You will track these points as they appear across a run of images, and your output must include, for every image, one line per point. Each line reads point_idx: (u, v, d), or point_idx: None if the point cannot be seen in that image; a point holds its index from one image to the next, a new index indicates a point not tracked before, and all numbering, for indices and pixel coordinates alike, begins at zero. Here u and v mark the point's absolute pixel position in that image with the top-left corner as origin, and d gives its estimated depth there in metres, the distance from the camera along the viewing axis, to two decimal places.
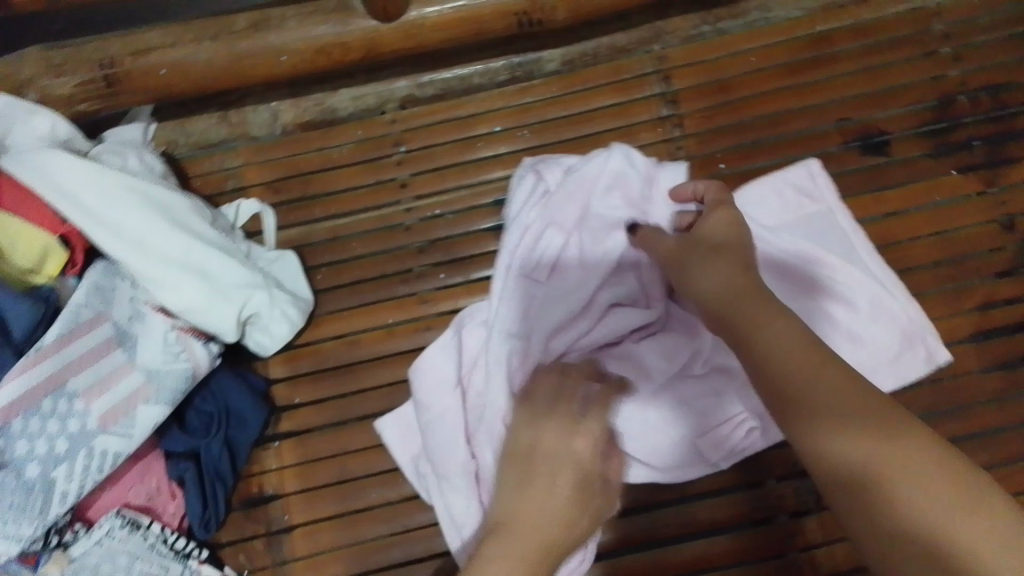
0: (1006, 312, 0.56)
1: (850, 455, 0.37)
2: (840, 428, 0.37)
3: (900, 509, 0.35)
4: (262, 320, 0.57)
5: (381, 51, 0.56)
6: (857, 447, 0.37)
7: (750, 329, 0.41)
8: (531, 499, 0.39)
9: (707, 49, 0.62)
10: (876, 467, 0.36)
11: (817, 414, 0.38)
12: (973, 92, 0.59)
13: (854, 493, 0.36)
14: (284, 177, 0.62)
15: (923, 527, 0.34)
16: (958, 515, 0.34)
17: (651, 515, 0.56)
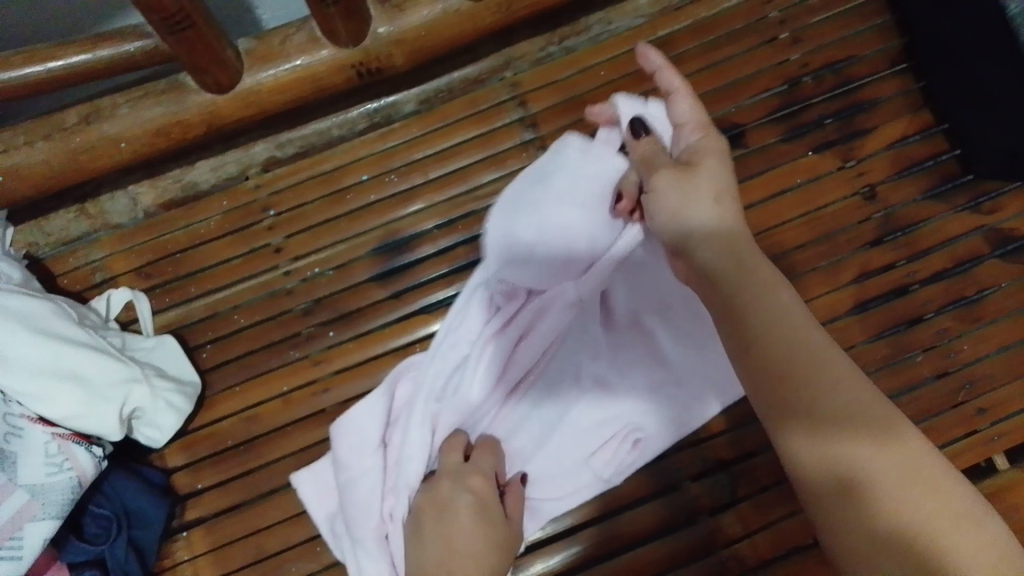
0: (880, 281, 0.58)
1: (838, 456, 0.36)
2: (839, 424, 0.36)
3: (879, 508, 0.35)
4: (147, 413, 0.55)
5: (224, 122, 0.55)
6: (853, 442, 0.36)
7: (750, 301, 0.40)
8: (449, 533, 0.47)
9: (557, 69, 0.63)
10: (869, 467, 0.35)
11: (812, 404, 0.37)
12: (815, 72, 0.62)
13: (841, 488, 0.36)
14: (154, 261, 0.60)
15: (901, 526, 0.34)
16: (939, 518, 0.34)
17: (589, 530, 0.56)
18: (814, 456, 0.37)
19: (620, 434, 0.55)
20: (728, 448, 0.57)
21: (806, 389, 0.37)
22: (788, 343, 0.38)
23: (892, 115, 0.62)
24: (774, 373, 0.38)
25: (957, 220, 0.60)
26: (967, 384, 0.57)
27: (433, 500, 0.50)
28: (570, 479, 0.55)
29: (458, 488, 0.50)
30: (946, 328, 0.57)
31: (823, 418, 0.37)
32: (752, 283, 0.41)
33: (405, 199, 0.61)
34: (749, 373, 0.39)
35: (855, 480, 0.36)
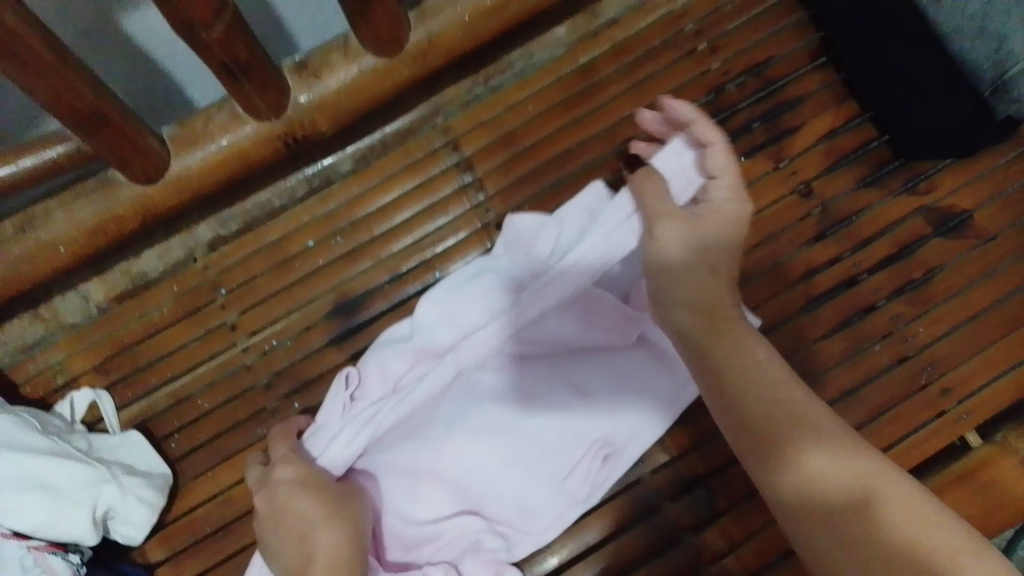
0: (829, 275, 0.59)
1: (850, 477, 0.39)
2: (823, 444, 0.40)
3: (884, 524, 0.37)
4: (120, 512, 0.55)
5: (157, 211, 0.55)
6: (851, 464, 0.39)
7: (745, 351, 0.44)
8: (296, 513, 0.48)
9: (485, 109, 0.63)
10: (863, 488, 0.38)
11: (801, 436, 0.41)
12: (738, 78, 0.63)
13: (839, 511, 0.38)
14: (111, 356, 0.60)
15: (902, 540, 0.36)
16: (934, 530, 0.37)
17: (590, 560, 0.56)
18: (807, 483, 0.40)
19: (591, 452, 0.55)
20: (702, 462, 0.57)
21: (788, 422, 0.41)
22: (775, 387, 0.42)
23: (820, 109, 0.62)
24: (763, 418, 0.41)
25: (896, 204, 0.60)
26: (929, 366, 0.57)
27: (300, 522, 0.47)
28: (539, 509, 0.54)
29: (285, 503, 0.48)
30: (900, 313, 0.58)
31: (815, 445, 0.40)
32: (729, 339, 0.44)
33: (353, 258, 0.62)
34: (743, 408, 0.42)
35: (852, 498, 0.38)
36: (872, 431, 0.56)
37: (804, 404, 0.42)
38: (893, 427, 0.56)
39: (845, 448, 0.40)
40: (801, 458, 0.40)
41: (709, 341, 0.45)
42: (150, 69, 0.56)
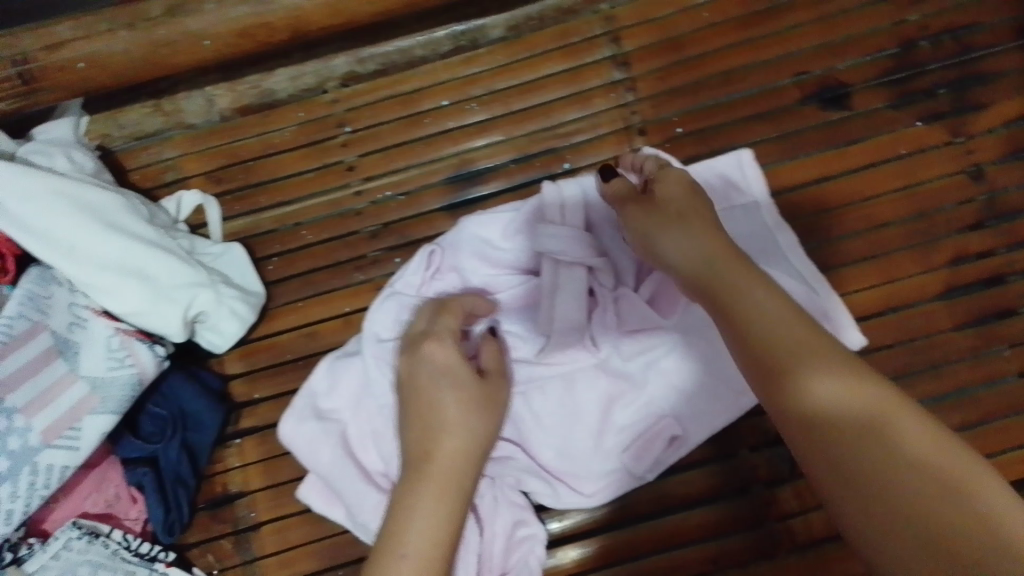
0: (976, 267, 0.55)
1: (860, 397, 0.34)
2: (835, 372, 0.36)
3: (899, 447, 0.32)
4: (210, 318, 0.54)
5: (310, 28, 0.53)
6: (842, 391, 0.35)
7: (734, 294, 0.40)
8: (437, 472, 0.39)
9: (657, 7, 0.60)
10: (865, 414, 0.34)
11: (804, 364, 0.36)
12: (935, 36, 0.58)
13: (807, 434, 0.35)
14: (225, 166, 0.60)
15: (921, 458, 0.32)
16: (935, 447, 0.32)
17: (654, 484, 0.55)
18: (820, 407, 0.35)
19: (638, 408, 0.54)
20: None
21: (795, 351, 0.37)
22: (800, 342, 0.37)
23: (1014, 91, 0.57)
24: (772, 351, 0.37)
25: None
26: None
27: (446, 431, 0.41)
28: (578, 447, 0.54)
29: (441, 396, 0.42)
30: None
31: (815, 371, 0.36)
32: (736, 280, 0.41)
33: (484, 129, 0.60)
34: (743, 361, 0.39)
35: (867, 418, 0.34)
36: (979, 435, 0.53)
37: (803, 343, 0.37)
38: (1001, 436, 0.53)
39: (841, 367, 0.36)
40: (806, 394, 0.36)
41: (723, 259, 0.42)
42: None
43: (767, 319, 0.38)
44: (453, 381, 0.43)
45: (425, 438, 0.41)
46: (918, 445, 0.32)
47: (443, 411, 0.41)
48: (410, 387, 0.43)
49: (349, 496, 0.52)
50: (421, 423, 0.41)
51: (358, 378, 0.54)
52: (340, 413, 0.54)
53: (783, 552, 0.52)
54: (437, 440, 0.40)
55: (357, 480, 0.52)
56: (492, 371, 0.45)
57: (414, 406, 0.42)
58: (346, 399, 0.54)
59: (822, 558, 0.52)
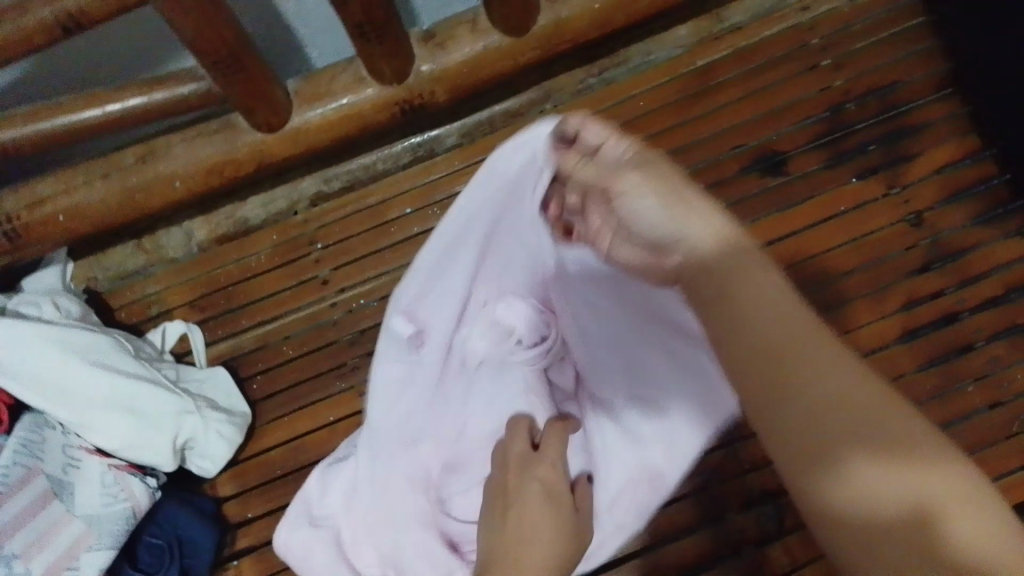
0: (930, 308, 0.57)
1: (894, 486, 0.27)
2: (871, 444, 0.27)
3: (947, 538, 0.26)
4: (199, 443, 0.56)
5: (274, 159, 0.58)
6: (870, 469, 0.27)
7: (720, 300, 0.31)
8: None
9: (596, 100, 0.64)
10: (913, 494, 0.27)
11: (830, 439, 0.28)
12: (859, 98, 0.62)
13: (835, 523, 0.28)
14: (206, 294, 0.62)
15: (979, 553, 0.25)
16: (985, 520, 0.26)
17: (648, 557, 0.55)
18: (844, 498, 0.27)
19: None
20: (774, 478, 0.55)
21: (803, 393, 0.29)
22: (680, 209, 0.33)
23: (940, 140, 0.61)
24: (779, 397, 0.29)
25: (1006, 246, 0.58)
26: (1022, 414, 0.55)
27: (514, 532, 0.40)
28: None
29: (547, 510, 0.42)
30: (998, 356, 0.56)
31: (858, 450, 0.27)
32: (731, 267, 0.31)
33: None
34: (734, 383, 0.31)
35: (919, 509, 0.26)
36: None
37: (794, 368, 0.29)
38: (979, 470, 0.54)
39: (885, 445, 0.27)
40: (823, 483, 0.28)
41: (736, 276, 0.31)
42: (277, 26, 0.57)
43: (752, 320, 0.30)
44: (553, 502, 0.43)
45: (496, 545, 0.40)
46: (961, 523, 0.26)
47: (541, 511, 0.42)
48: (497, 494, 0.43)
49: None
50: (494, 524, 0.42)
51: (346, 475, 0.54)
52: (333, 515, 0.54)
53: None
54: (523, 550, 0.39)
55: None
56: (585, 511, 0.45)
57: (506, 502, 0.43)
58: (336, 502, 0.54)
59: None
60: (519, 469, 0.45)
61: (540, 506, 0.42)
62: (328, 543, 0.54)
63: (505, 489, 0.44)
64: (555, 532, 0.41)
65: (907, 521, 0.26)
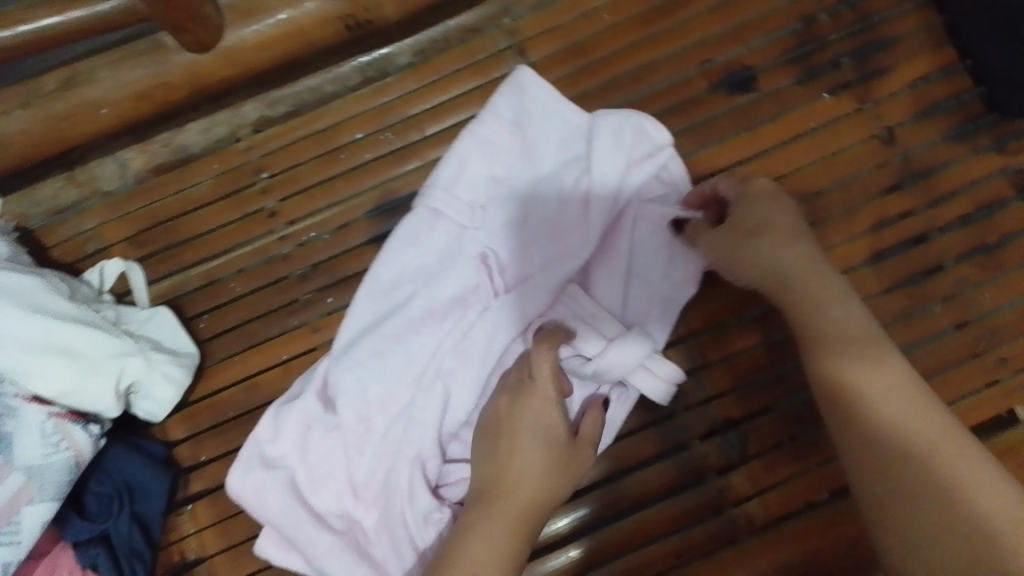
0: (899, 229, 0.56)
1: (906, 418, 0.41)
2: (880, 371, 0.43)
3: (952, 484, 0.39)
4: (144, 386, 0.53)
5: (208, 83, 0.53)
6: (877, 381, 0.43)
7: (814, 298, 0.47)
8: (496, 510, 0.45)
9: (557, 14, 0.60)
10: (910, 439, 0.41)
11: (857, 358, 0.44)
12: (832, 8, 0.58)
13: (859, 432, 0.42)
14: (145, 229, 0.59)
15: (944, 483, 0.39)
16: (948, 449, 0.40)
17: (611, 487, 0.54)
18: (885, 407, 0.42)
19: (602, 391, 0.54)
20: (738, 406, 0.55)
21: (842, 340, 0.45)
22: (789, 252, 0.48)
23: (914, 52, 0.58)
24: (820, 344, 0.46)
25: (978, 162, 0.56)
26: (988, 334, 0.54)
27: (502, 453, 0.47)
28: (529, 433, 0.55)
29: (534, 440, 0.47)
30: (966, 276, 0.55)
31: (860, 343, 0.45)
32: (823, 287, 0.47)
33: (402, 156, 0.59)
34: (802, 335, 0.47)
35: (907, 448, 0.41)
36: None
37: (869, 343, 0.45)
38: (944, 391, 0.53)
39: (908, 381, 0.43)
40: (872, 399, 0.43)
41: (807, 284, 0.48)
42: None
43: (833, 316, 0.46)
44: (545, 431, 0.47)
45: (495, 472, 0.47)
46: (900, 422, 0.42)
47: (528, 457, 0.47)
48: (488, 429, 0.49)
49: (303, 541, 0.52)
50: (496, 455, 0.48)
51: (297, 417, 0.53)
52: (287, 458, 0.53)
53: (745, 534, 0.53)
54: (511, 483, 0.46)
55: (308, 524, 0.52)
56: (584, 439, 0.49)
57: (499, 434, 0.48)
58: (291, 442, 0.53)
59: (785, 534, 0.52)
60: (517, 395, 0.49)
61: (530, 450, 0.47)
62: (282, 485, 0.53)
63: (492, 424, 0.49)
64: (545, 458, 0.47)
65: (893, 440, 0.41)
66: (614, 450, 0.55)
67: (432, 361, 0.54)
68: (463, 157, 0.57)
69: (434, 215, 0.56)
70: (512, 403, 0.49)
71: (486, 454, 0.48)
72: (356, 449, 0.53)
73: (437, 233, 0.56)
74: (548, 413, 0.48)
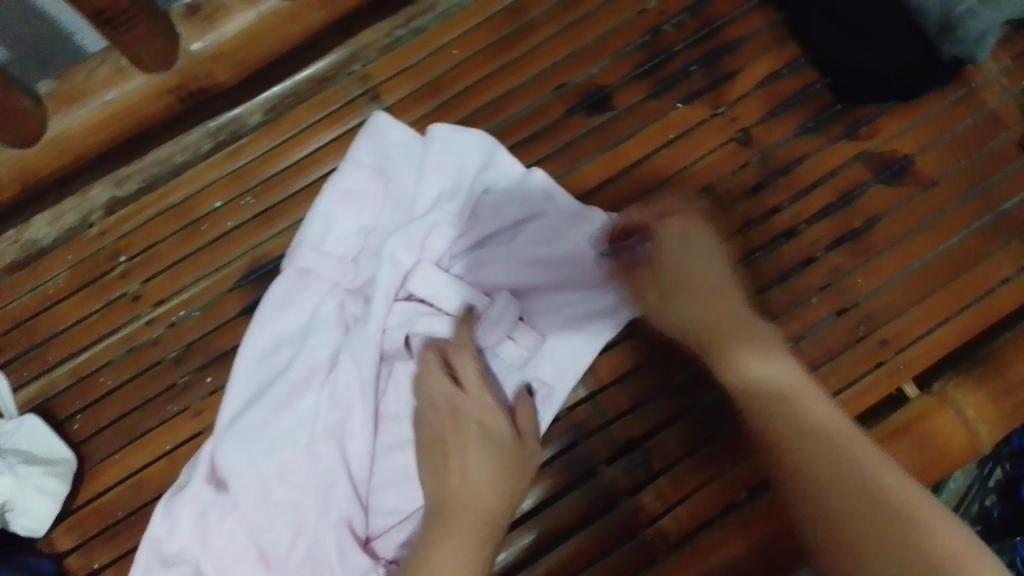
0: (768, 227, 0.56)
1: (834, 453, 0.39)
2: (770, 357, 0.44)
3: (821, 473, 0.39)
4: (18, 503, 0.51)
5: (40, 175, 0.52)
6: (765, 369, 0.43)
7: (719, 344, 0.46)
8: (459, 524, 0.44)
9: (406, 55, 0.59)
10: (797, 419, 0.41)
11: (741, 346, 0.45)
12: (675, 18, 0.59)
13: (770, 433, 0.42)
14: (3, 332, 0.55)
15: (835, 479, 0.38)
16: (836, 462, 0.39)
17: (528, 524, 0.53)
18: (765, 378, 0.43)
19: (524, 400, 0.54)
20: (638, 425, 0.55)
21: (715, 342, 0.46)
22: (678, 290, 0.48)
23: (759, 52, 0.59)
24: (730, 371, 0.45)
25: (835, 151, 0.58)
26: (866, 319, 0.55)
27: (457, 459, 0.47)
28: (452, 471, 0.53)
29: (486, 441, 0.47)
30: (838, 265, 0.56)
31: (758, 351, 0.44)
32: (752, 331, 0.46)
33: (266, 219, 0.57)
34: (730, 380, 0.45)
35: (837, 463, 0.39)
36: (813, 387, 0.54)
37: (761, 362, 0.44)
38: (831, 381, 0.54)
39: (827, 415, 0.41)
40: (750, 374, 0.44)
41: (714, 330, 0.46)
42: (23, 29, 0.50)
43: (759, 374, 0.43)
44: (492, 436, 0.48)
45: (451, 479, 0.46)
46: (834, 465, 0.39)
47: (493, 458, 0.47)
48: (432, 440, 0.48)
49: None
50: (445, 463, 0.47)
51: (188, 506, 0.50)
52: (186, 551, 0.50)
53: (662, 554, 0.52)
54: (473, 486, 0.46)
55: None
56: (526, 434, 0.49)
57: (443, 444, 0.48)
58: (188, 534, 0.50)
59: (701, 546, 0.52)
60: (453, 406, 0.49)
61: (487, 454, 0.47)
62: None
63: (440, 434, 0.48)
64: (503, 463, 0.47)
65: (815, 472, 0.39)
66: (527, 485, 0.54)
67: (326, 419, 0.51)
68: (325, 213, 0.55)
69: (304, 274, 0.54)
70: (467, 410, 0.48)
71: (431, 464, 0.48)
72: (260, 524, 0.50)
73: (310, 294, 0.54)
74: (492, 419, 0.48)
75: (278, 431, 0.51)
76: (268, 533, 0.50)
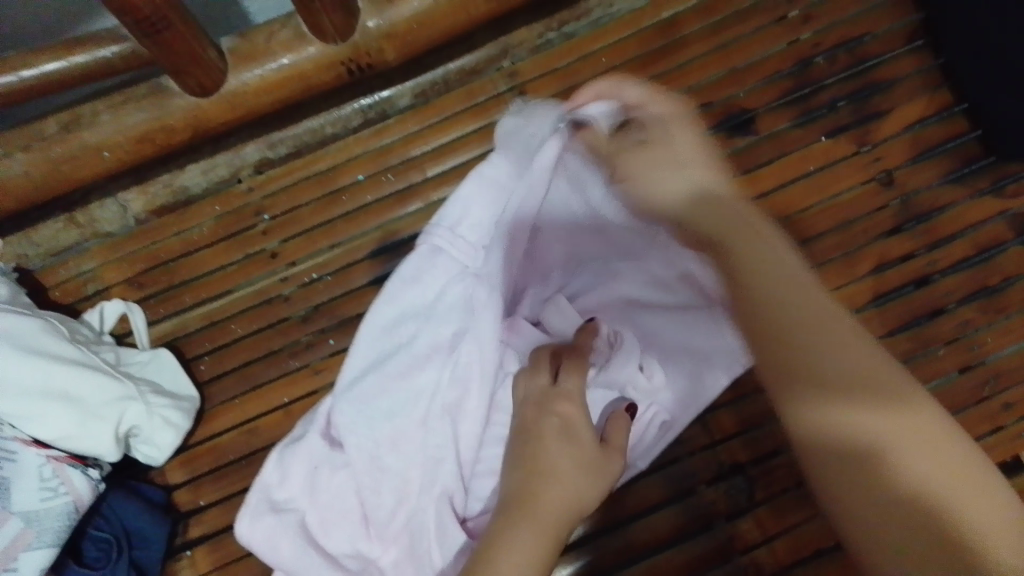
0: (901, 271, 0.56)
1: (888, 437, 0.35)
2: (864, 403, 0.36)
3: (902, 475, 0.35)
4: (143, 430, 0.53)
5: (208, 126, 0.54)
6: (857, 419, 0.36)
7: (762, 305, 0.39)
8: (527, 523, 0.40)
9: (556, 57, 0.60)
10: (885, 439, 0.35)
11: (819, 381, 0.37)
12: (829, 52, 0.59)
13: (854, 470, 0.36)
14: (146, 271, 0.59)
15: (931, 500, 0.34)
16: (943, 477, 0.34)
17: (618, 533, 0.53)
18: (839, 425, 0.36)
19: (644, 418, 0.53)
20: (742, 449, 0.54)
21: (794, 328, 0.38)
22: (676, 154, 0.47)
23: (911, 95, 0.59)
24: (806, 388, 0.37)
25: (978, 205, 0.57)
26: (992, 378, 0.54)
27: (534, 454, 0.43)
28: None
29: (569, 444, 0.44)
30: (970, 319, 0.55)
31: (868, 399, 0.36)
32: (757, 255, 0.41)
33: (403, 198, 0.59)
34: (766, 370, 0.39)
35: (922, 497, 0.34)
36: None
37: (808, 340, 0.38)
38: None
39: (882, 408, 0.36)
40: (800, 417, 0.38)
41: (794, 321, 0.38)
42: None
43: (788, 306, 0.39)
44: (576, 441, 0.44)
45: (527, 477, 0.43)
46: (927, 478, 0.34)
47: (573, 460, 0.43)
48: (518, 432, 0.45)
49: None
50: (523, 455, 0.44)
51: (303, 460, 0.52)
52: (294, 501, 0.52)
53: None
54: (551, 482, 0.42)
55: (322, 566, 0.51)
56: (612, 446, 0.46)
57: (525, 438, 0.44)
58: (299, 486, 0.52)
59: None
60: (545, 402, 0.45)
61: (569, 457, 0.43)
62: (291, 531, 0.51)
63: (528, 424, 0.45)
64: (579, 466, 0.43)
65: (905, 489, 0.34)
66: (625, 493, 0.54)
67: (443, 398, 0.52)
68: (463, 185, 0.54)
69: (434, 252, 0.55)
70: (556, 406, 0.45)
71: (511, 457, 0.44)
72: (369, 486, 0.52)
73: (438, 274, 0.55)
74: (579, 424, 0.45)
75: (397, 402, 0.53)
76: (375, 495, 0.51)
